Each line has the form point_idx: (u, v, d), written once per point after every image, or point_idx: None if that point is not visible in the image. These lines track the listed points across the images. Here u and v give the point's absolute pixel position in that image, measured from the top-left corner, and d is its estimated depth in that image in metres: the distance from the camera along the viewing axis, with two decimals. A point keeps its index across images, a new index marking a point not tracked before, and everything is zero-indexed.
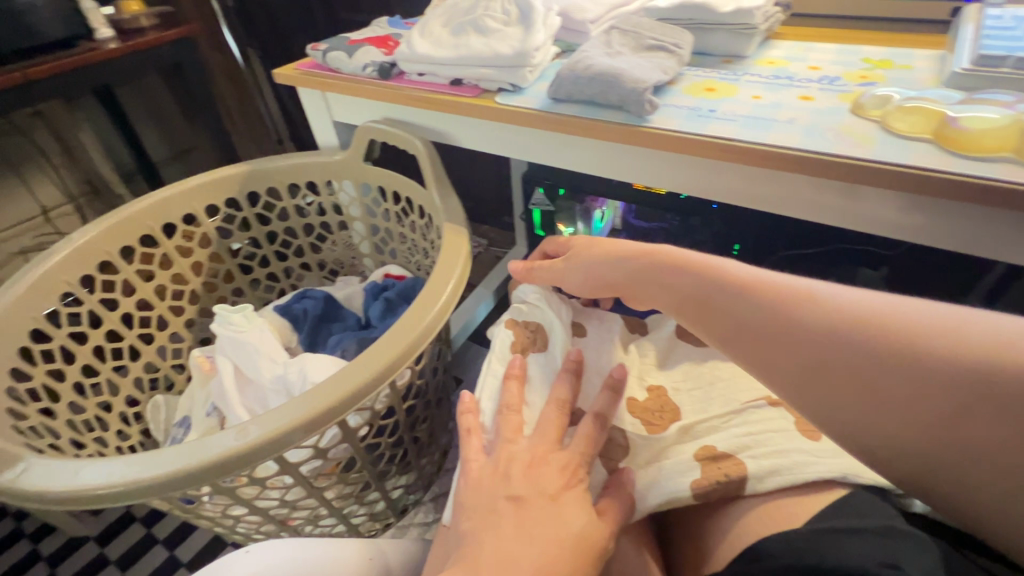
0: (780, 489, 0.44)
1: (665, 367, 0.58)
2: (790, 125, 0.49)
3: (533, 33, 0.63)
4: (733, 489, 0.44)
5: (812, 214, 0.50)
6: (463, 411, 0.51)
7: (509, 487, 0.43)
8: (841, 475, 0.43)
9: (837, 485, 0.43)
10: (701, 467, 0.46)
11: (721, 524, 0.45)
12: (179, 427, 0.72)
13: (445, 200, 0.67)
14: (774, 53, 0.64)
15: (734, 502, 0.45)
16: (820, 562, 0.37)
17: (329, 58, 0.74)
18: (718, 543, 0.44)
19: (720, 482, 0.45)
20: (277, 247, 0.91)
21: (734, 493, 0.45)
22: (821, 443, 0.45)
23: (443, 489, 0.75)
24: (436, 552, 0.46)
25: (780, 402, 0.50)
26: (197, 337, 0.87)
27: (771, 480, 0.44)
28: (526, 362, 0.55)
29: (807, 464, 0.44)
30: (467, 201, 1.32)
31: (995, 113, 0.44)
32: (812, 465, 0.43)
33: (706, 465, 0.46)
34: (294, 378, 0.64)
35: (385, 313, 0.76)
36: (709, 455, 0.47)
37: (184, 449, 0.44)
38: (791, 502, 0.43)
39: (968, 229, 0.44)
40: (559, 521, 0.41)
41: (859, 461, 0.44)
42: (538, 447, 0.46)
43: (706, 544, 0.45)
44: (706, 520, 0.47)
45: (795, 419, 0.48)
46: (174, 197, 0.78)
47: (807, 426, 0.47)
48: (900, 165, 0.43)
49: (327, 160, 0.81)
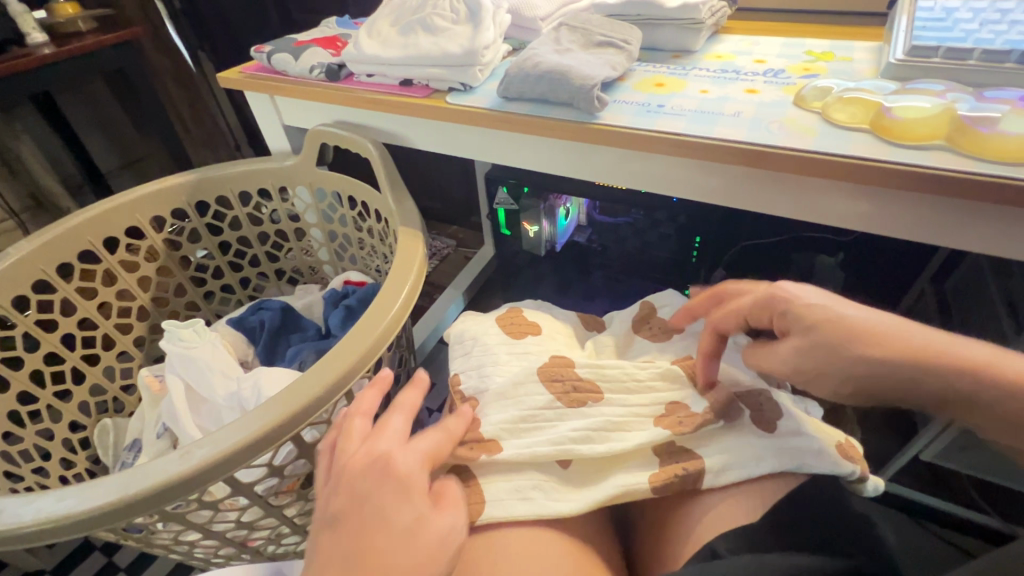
0: (737, 482, 0.45)
1: (625, 357, 0.58)
2: (736, 118, 0.50)
3: (482, 31, 0.62)
4: (691, 482, 0.45)
5: (755, 203, 0.50)
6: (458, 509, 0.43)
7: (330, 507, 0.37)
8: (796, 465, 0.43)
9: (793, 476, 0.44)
10: (658, 462, 0.46)
11: (683, 517, 0.45)
12: (130, 451, 0.69)
13: (400, 203, 0.65)
14: (722, 47, 0.65)
15: (695, 495, 0.45)
16: (776, 559, 0.37)
17: (275, 60, 0.71)
18: (683, 534, 0.44)
19: (677, 476, 0.45)
20: (230, 258, 0.87)
21: (692, 488, 0.45)
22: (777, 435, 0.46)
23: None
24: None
25: (737, 394, 0.49)
26: (149, 355, 0.83)
27: (727, 474, 0.45)
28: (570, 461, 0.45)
29: (760, 458, 0.45)
30: (434, 202, 1.30)
31: (928, 103, 0.45)
32: (763, 459, 0.45)
33: (664, 458, 0.46)
34: (249, 394, 0.62)
35: (345, 321, 0.75)
36: (666, 447, 0.47)
37: (120, 478, 0.41)
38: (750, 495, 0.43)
39: (914, 218, 0.45)
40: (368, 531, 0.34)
41: (812, 450, 0.44)
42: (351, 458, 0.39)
43: (668, 538, 0.45)
44: (667, 513, 0.47)
45: (749, 411, 0.48)
46: (116, 209, 0.74)
47: (760, 418, 0.47)
48: (839, 155, 0.44)
49: (279, 166, 0.79)
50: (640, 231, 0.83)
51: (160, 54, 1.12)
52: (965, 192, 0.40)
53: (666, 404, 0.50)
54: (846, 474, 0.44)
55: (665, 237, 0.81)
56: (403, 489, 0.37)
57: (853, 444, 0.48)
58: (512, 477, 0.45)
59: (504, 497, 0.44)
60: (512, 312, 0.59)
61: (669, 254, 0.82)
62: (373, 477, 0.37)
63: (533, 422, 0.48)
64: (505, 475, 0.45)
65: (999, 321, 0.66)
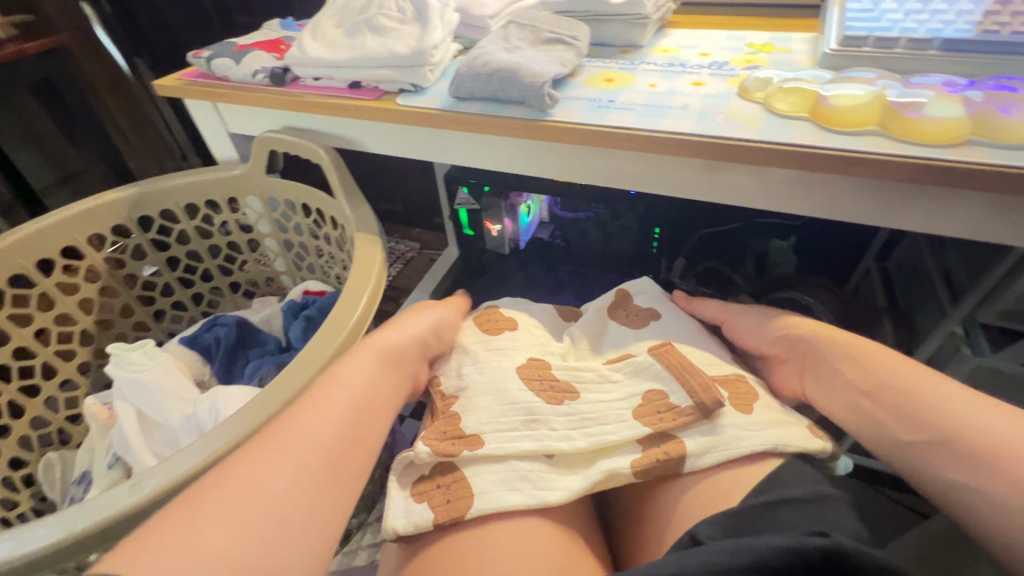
0: (716, 466, 0.45)
1: (599, 352, 0.58)
2: (684, 111, 0.51)
3: (431, 30, 0.61)
4: (673, 467, 0.45)
5: (707, 193, 0.52)
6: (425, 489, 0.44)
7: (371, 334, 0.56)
8: (773, 446, 0.45)
9: (772, 456, 0.45)
10: (642, 448, 0.46)
11: (666, 500, 0.45)
12: (79, 484, 0.65)
13: (356, 209, 0.64)
14: (668, 41, 0.66)
15: (675, 478, 0.46)
16: (752, 541, 0.35)
17: (214, 65, 0.68)
18: (665, 518, 0.44)
19: (659, 461, 0.45)
20: (180, 274, 0.83)
21: (674, 472, 0.45)
22: (754, 416, 0.47)
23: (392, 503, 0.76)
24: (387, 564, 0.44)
25: (715, 379, 0.50)
26: (96, 381, 0.78)
27: (708, 457, 0.45)
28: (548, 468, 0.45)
29: (738, 439, 0.45)
30: (396, 206, 1.27)
31: (860, 90, 0.47)
32: (744, 439, 0.45)
33: (646, 444, 0.46)
34: (206, 415, 0.59)
35: (306, 333, 0.72)
36: (648, 435, 0.47)
37: (66, 514, 0.39)
38: (730, 479, 0.44)
39: (855, 201, 0.47)
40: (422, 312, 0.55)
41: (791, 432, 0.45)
42: None
43: (647, 527, 0.46)
44: (645, 502, 0.47)
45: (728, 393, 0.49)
46: (48, 229, 0.69)
47: (739, 400, 0.48)
48: (782, 143, 0.45)
49: (227, 175, 0.76)
50: (602, 223, 0.84)
51: (92, 61, 1.07)
52: (900, 173, 0.42)
53: (644, 393, 0.50)
54: (817, 452, 0.46)
55: (625, 229, 0.82)
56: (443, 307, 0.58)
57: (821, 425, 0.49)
58: (497, 469, 0.45)
59: (492, 488, 0.44)
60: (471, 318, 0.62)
61: (632, 245, 0.83)
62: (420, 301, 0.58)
63: (529, 418, 0.48)
64: (490, 467, 0.45)
65: (935, 293, 0.70)
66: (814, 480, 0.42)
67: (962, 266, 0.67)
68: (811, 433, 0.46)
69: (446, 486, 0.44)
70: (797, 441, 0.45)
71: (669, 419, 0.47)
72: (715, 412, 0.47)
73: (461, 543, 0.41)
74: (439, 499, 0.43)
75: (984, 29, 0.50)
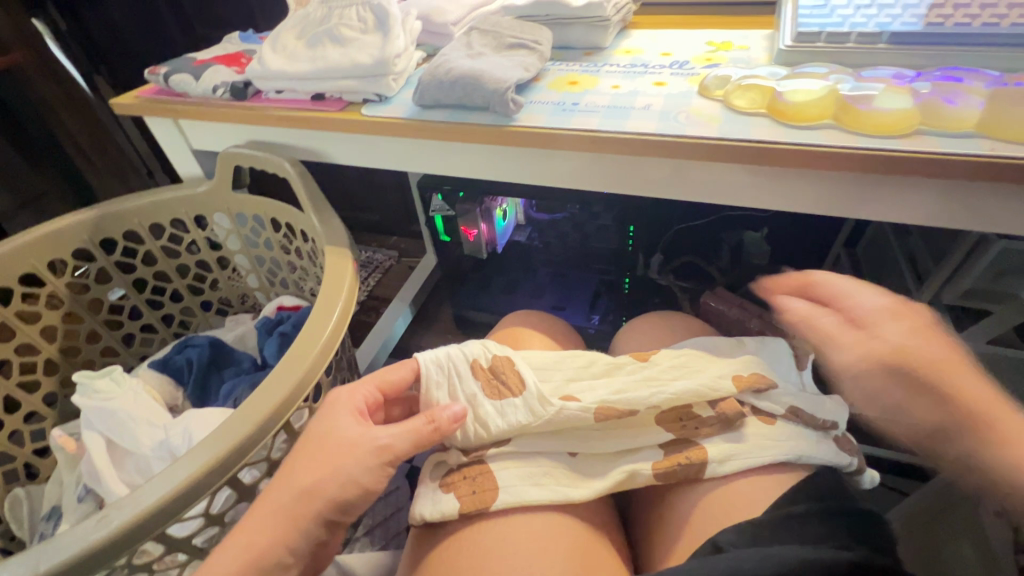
0: (739, 471, 0.44)
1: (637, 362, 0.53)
2: (647, 112, 0.51)
3: (393, 39, 0.61)
4: (694, 470, 0.44)
5: (674, 189, 0.52)
6: (452, 480, 0.44)
7: (302, 475, 0.38)
8: (800, 457, 0.44)
9: (797, 467, 0.44)
10: (664, 451, 0.46)
11: (681, 504, 0.45)
12: (48, 520, 0.63)
13: (325, 221, 0.63)
14: (631, 43, 0.67)
15: (693, 483, 0.45)
16: (777, 551, 0.35)
17: (173, 82, 0.66)
18: (682, 523, 0.44)
19: (682, 463, 0.45)
20: (148, 296, 0.81)
21: (694, 477, 0.45)
22: (778, 427, 0.46)
23: (385, 515, 0.74)
24: (408, 562, 0.44)
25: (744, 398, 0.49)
26: (64, 412, 0.76)
27: (730, 463, 0.44)
28: (574, 469, 0.45)
29: (766, 447, 0.45)
30: (371, 214, 1.26)
31: (815, 85, 0.49)
32: (767, 448, 0.45)
33: (667, 448, 0.46)
34: (178, 440, 0.58)
35: (280, 350, 0.71)
36: (671, 440, 0.46)
37: (28, 554, 0.37)
38: (743, 484, 0.44)
39: (822, 190, 0.47)
40: (327, 472, 0.38)
41: (814, 442, 0.45)
42: (318, 427, 0.41)
43: (658, 529, 0.45)
44: (657, 500, 0.47)
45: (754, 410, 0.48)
46: (2, 257, 0.66)
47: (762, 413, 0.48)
48: (742, 140, 0.46)
49: (191, 193, 0.74)
50: (577, 224, 0.83)
51: (54, 83, 1.04)
52: (858, 164, 0.43)
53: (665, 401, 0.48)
54: (844, 465, 0.45)
55: (600, 229, 0.82)
56: (360, 439, 0.40)
57: (849, 438, 0.48)
58: (521, 465, 0.45)
59: (515, 482, 0.43)
60: (505, 357, 0.49)
61: (610, 245, 0.82)
62: (326, 432, 0.41)
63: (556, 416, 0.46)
64: (514, 462, 0.45)
65: (902, 279, 0.72)
66: (840, 495, 0.42)
67: (925, 250, 0.69)
68: (837, 446, 0.45)
69: (471, 477, 0.44)
70: (823, 452, 0.45)
71: (694, 428, 0.46)
72: (737, 423, 0.47)
73: (482, 537, 0.41)
74: (465, 490, 0.43)
75: (929, 21, 0.52)
